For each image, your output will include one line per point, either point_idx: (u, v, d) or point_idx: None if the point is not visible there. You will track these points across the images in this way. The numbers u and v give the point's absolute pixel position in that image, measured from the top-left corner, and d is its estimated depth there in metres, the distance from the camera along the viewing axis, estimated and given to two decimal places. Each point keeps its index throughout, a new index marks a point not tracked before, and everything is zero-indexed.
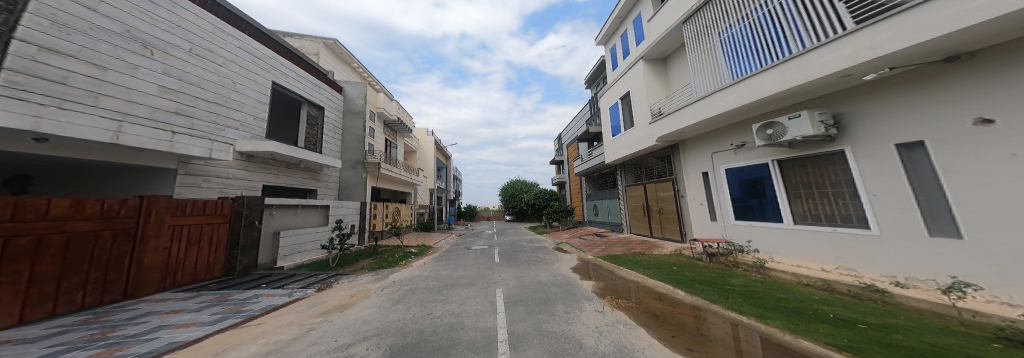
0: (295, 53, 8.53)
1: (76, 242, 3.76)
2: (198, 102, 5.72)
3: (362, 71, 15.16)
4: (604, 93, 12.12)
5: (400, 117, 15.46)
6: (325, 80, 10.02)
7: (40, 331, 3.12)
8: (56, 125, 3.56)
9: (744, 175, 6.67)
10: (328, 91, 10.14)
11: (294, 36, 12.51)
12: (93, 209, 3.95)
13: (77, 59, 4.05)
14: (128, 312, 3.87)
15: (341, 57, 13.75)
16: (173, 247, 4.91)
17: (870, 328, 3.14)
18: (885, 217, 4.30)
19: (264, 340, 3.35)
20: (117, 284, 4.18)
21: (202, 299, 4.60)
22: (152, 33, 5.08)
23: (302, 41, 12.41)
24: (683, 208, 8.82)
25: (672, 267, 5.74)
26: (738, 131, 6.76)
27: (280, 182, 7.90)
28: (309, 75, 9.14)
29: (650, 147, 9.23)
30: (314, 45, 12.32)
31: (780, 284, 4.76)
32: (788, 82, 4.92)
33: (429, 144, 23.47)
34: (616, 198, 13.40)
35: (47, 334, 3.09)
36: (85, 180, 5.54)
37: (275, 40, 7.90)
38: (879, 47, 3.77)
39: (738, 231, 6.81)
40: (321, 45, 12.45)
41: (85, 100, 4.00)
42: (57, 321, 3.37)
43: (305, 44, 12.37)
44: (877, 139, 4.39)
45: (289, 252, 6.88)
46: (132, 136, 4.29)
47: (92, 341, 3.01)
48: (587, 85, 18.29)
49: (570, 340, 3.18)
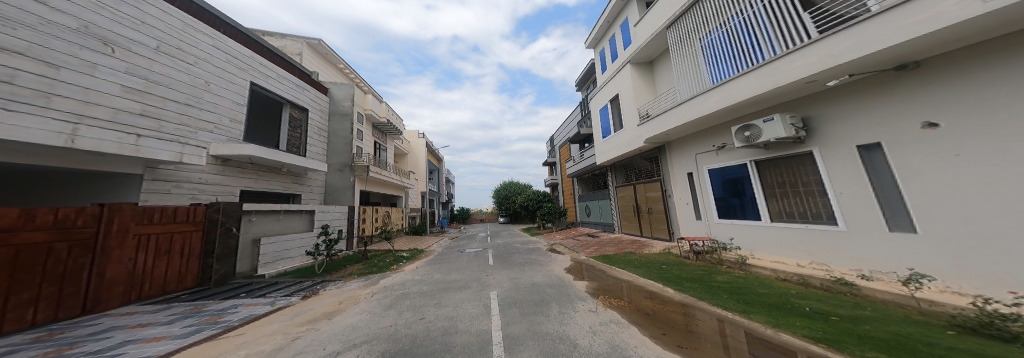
0: (277, 53, 8.12)
1: (26, 254, 3.40)
2: (166, 103, 5.28)
3: (349, 70, 14.60)
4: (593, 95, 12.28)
5: (389, 118, 15.02)
6: (310, 81, 9.56)
7: None
8: (4, 129, 3.19)
9: (725, 175, 6.95)
10: (312, 92, 9.67)
11: (275, 34, 11.88)
12: (44, 219, 3.58)
13: (26, 56, 3.64)
14: (89, 327, 3.56)
15: (325, 57, 13.14)
16: (140, 257, 4.54)
17: (842, 320, 3.37)
18: (850, 213, 4.61)
19: (245, 350, 3.19)
20: (75, 298, 3.83)
21: (174, 311, 4.30)
22: (113, 29, 4.63)
23: (284, 39, 11.83)
24: (670, 207, 9.10)
25: (662, 266, 5.92)
26: (719, 133, 7.04)
27: (259, 186, 7.48)
28: (292, 76, 8.68)
29: (638, 148, 9.44)
30: (295, 44, 11.72)
31: (761, 279, 5.01)
32: (762, 87, 5.16)
33: (419, 145, 23.06)
34: (607, 198, 13.64)
35: None
36: (29, 188, 5.01)
37: (252, 38, 7.41)
38: (842, 55, 4.01)
39: (721, 229, 7.11)
40: (304, 44, 11.85)
41: (34, 101, 3.58)
42: (3, 340, 3.04)
43: (286, 43, 11.74)
44: (841, 140, 4.70)
45: (270, 259, 6.55)
46: (91, 139, 3.87)
47: None
48: (578, 87, 18.45)
49: (564, 341, 3.20)
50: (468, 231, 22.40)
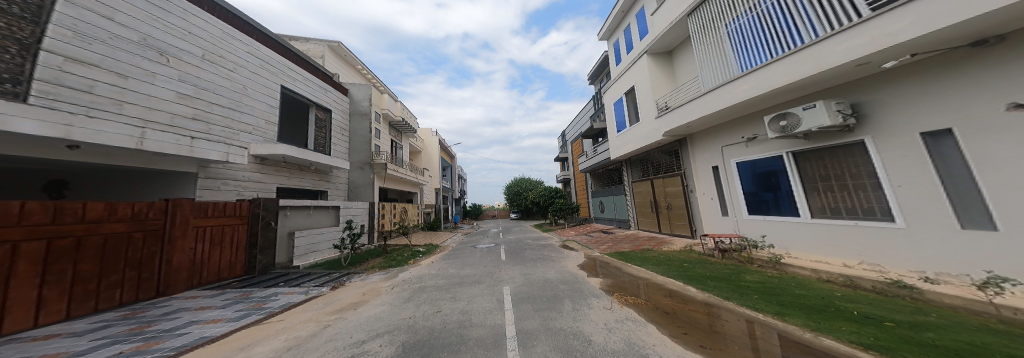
0: (302, 56, 8.81)
1: (111, 242, 4.05)
2: (212, 107, 5.97)
3: (366, 71, 15.49)
4: (607, 88, 11.93)
5: (404, 117, 15.73)
6: (332, 83, 10.25)
7: (85, 325, 3.42)
8: (86, 132, 3.63)
9: (757, 169, 6.46)
10: (334, 93, 10.36)
11: (300, 39, 12.80)
12: (124, 212, 4.22)
13: (100, 68, 4.30)
14: (160, 308, 4.12)
15: (345, 59, 14.08)
16: (199, 247, 5.18)
17: (900, 326, 2.97)
18: (911, 209, 4.08)
19: (284, 335, 3.51)
20: (151, 282, 4.49)
21: (227, 296, 4.85)
22: (165, 40, 5.30)
23: (308, 44, 12.75)
24: (692, 203, 8.60)
25: (682, 264, 5.58)
26: (749, 123, 6.54)
27: (292, 183, 8.17)
28: (315, 78, 9.38)
29: (656, 142, 9.04)
30: (318, 48, 12.66)
31: (799, 280, 4.53)
32: (800, 74, 4.74)
33: (433, 143, 23.79)
34: (622, 193, 13.18)
35: (92, 329, 3.38)
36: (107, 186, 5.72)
37: (281, 43, 8.08)
38: (900, 33, 3.59)
39: (751, 226, 6.59)
40: (326, 47, 12.81)
41: (109, 107, 4.30)
42: (101, 316, 3.67)
43: (310, 47, 12.70)
44: (900, 128, 4.18)
45: (303, 252, 7.08)
46: (155, 141, 4.40)
47: (132, 335, 3.28)
48: (591, 80, 18.04)
49: (579, 337, 3.16)
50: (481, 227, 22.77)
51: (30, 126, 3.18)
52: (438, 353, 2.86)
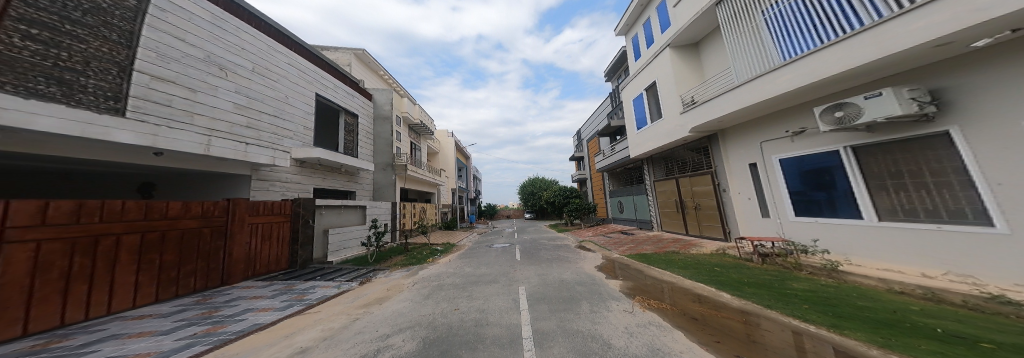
0: (332, 64, 9.31)
1: (188, 235, 4.81)
2: (263, 116, 6.57)
3: (388, 77, 16.67)
4: (625, 85, 11.49)
5: (423, 119, 16.55)
6: (358, 89, 10.89)
7: (168, 308, 4.10)
8: (167, 140, 4.36)
9: (805, 166, 5.75)
10: (359, 98, 10.97)
11: (329, 48, 14.00)
12: (196, 210, 4.99)
13: (175, 83, 5.03)
14: (224, 296, 4.77)
15: (368, 65, 15.29)
16: (253, 241, 5.90)
17: (1002, 350, 2.33)
18: (1017, 212, 3.34)
19: (321, 326, 3.83)
20: (216, 272, 5.23)
21: (275, 287, 5.44)
22: (224, 56, 5.93)
23: (337, 53, 13.92)
24: (725, 204, 7.93)
25: (714, 268, 5.09)
26: (795, 115, 5.84)
27: (326, 184, 8.82)
28: (344, 85, 9.97)
29: (682, 139, 8.48)
30: (346, 56, 13.86)
31: (862, 291, 3.83)
32: (859, 60, 4.15)
33: (448, 144, 24.47)
34: (643, 192, 12.43)
35: (174, 311, 4.02)
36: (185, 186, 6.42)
37: (315, 53, 8.59)
38: (989, 8, 3.01)
39: (800, 230, 5.85)
40: (352, 56, 14.01)
41: (182, 118, 5.04)
42: (180, 301, 4.37)
43: (339, 56, 13.91)
44: (998, 116, 3.47)
45: (336, 248, 7.60)
46: (219, 148, 5.11)
47: (203, 318, 3.85)
48: (607, 77, 17.55)
49: (597, 340, 3.01)
50: (495, 226, 22.95)
51: (129, 136, 3.93)
52: (457, 351, 2.90)
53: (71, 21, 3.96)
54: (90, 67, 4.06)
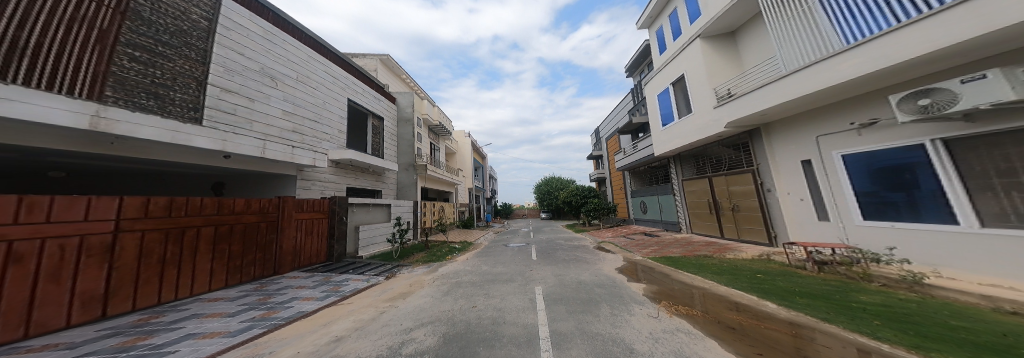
0: (360, 71, 9.81)
1: (250, 229, 5.56)
2: (306, 121, 7.17)
3: (409, 80, 17.72)
4: (647, 80, 10.82)
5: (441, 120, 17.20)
6: (382, 92, 11.49)
7: (234, 293, 4.76)
8: (233, 145, 5.15)
9: (876, 164, 4.87)
10: (383, 102, 11.56)
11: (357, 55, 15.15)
12: (255, 206, 5.73)
13: (238, 94, 5.67)
14: (276, 284, 5.40)
15: (392, 69, 16.37)
16: (299, 235, 6.61)
17: None
18: None
19: (352, 317, 4.13)
20: (271, 263, 5.96)
21: (315, 278, 6.03)
22: (275, 67, 6.50)
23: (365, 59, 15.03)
24: (770, 207, 7.06)
25: (756, 275, 4.47)
26: (862, 105, 4.97)
27: (356, 183, 9.38)
28: (371, 89, 10.61)
29: (716, 135, 7.75)
30: (372, 62, 14.93)
31: (957, 308, 3.07)
32: (965, 35, 3.34)
33: (465, 144, 24.83)
34: (669, 192, 11.52)
35: (238, 296, 4.66)
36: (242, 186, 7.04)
37: (346, 60, 9.09)
38: None
39: (870, 237, 4.94)
40: (378, 61, 15.01)
41: (242, 126, 5.67)
42: (243, 288, 5.04)
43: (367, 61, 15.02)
44: None
45: (364, 244, 8.39)
46: (273, 151, 5.84)
47: (261, 303, 4.41)
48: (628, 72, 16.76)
49: (619, 344, 2.79)
50: (511, 226, 22.89)
51: (206, 142, 4.72)
52: (472, 348, 2.90)
53: (162, 43, 4.76)
54: (177, 83, 4.82)
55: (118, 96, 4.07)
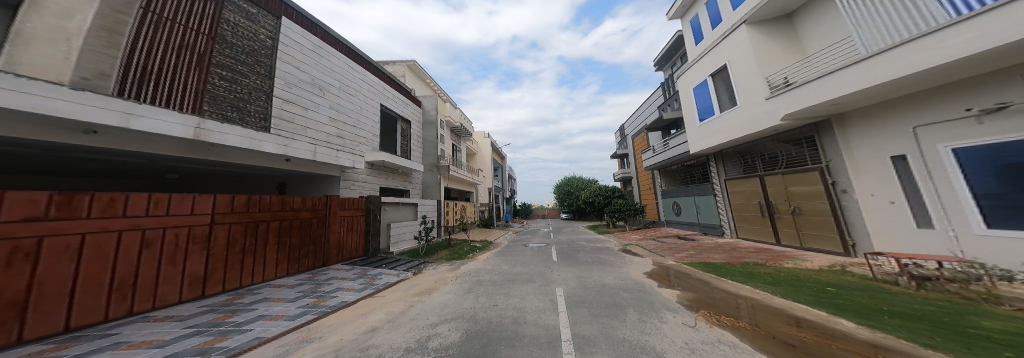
0: (391, 78, 10.78)
1: (305, 225, 6.33)
2: (347, 126, 8.12)
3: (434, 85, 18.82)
4: (681, 73, 9.93)
5: (462, 122, 17.88)
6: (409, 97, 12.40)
7: (292, 281, 5.43)
8: (292, 150, 6.03)
9: (1007, 160, 3.73)
10: (411, 106, 12.47)
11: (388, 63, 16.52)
12: (309, 203, 6.52)
13: (294, 103, 6.64)
14: (324, 275, 6.06)
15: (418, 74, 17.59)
16: (342, 230, 7.34)
17: None
18: None
19: (384, 310, 4.37)
20: (320, 255, 6.71)
21: (355, 271, 6.61)
22: (322, 78, 7.48)
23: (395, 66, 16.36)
24: (847, 212, 5.82)
25: (826, 288, 3.66)
26: (987, 85, 3.86)
27: (388, 184, 10.18)
28: (400, 95, 11.53)
29: (771, 130, 6.71)
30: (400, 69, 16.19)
31: None
32: None
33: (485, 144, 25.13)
34: (707, 193, 10.24)
35: (295, 284, 5.31)
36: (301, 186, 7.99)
37: (378, 68, 10.02)
38: None
39: (1002, 250, 3.75)
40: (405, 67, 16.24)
41: (297, 131, 6.63)
42: (298, 277, 5.73)
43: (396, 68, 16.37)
44: None
45: (396, 240, 9.00)
46: (322, 154, 6.69)
47: (313, 292, 4.96)
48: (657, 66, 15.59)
49: (647, 351, 2.46)
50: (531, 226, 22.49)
51: (273, 147, 5.61)
52: (492, 347, 2.78)
53: (240, 62, 5.79)
54: (252, 96, 5.85)
55: (212, 109, 5.18)
